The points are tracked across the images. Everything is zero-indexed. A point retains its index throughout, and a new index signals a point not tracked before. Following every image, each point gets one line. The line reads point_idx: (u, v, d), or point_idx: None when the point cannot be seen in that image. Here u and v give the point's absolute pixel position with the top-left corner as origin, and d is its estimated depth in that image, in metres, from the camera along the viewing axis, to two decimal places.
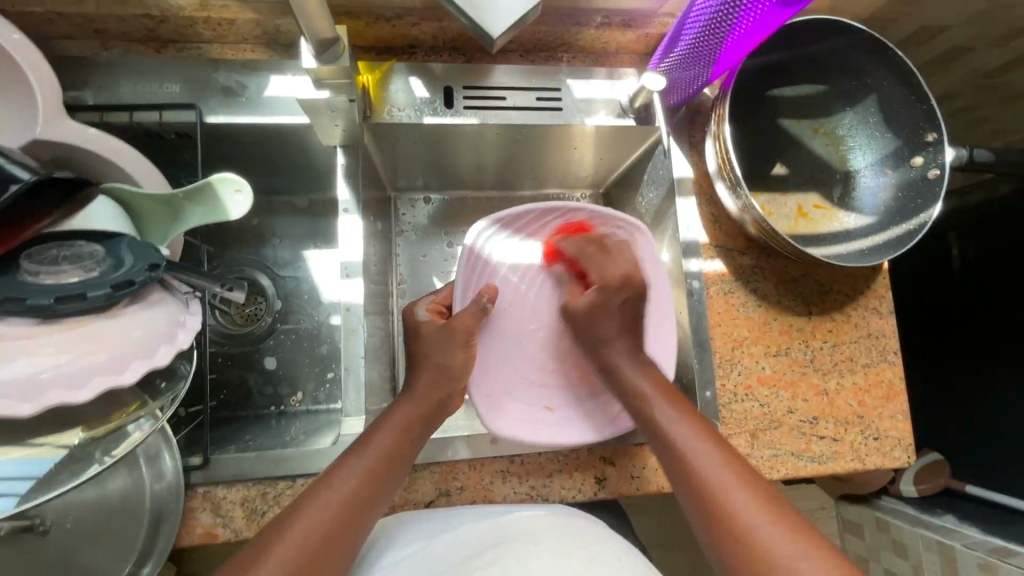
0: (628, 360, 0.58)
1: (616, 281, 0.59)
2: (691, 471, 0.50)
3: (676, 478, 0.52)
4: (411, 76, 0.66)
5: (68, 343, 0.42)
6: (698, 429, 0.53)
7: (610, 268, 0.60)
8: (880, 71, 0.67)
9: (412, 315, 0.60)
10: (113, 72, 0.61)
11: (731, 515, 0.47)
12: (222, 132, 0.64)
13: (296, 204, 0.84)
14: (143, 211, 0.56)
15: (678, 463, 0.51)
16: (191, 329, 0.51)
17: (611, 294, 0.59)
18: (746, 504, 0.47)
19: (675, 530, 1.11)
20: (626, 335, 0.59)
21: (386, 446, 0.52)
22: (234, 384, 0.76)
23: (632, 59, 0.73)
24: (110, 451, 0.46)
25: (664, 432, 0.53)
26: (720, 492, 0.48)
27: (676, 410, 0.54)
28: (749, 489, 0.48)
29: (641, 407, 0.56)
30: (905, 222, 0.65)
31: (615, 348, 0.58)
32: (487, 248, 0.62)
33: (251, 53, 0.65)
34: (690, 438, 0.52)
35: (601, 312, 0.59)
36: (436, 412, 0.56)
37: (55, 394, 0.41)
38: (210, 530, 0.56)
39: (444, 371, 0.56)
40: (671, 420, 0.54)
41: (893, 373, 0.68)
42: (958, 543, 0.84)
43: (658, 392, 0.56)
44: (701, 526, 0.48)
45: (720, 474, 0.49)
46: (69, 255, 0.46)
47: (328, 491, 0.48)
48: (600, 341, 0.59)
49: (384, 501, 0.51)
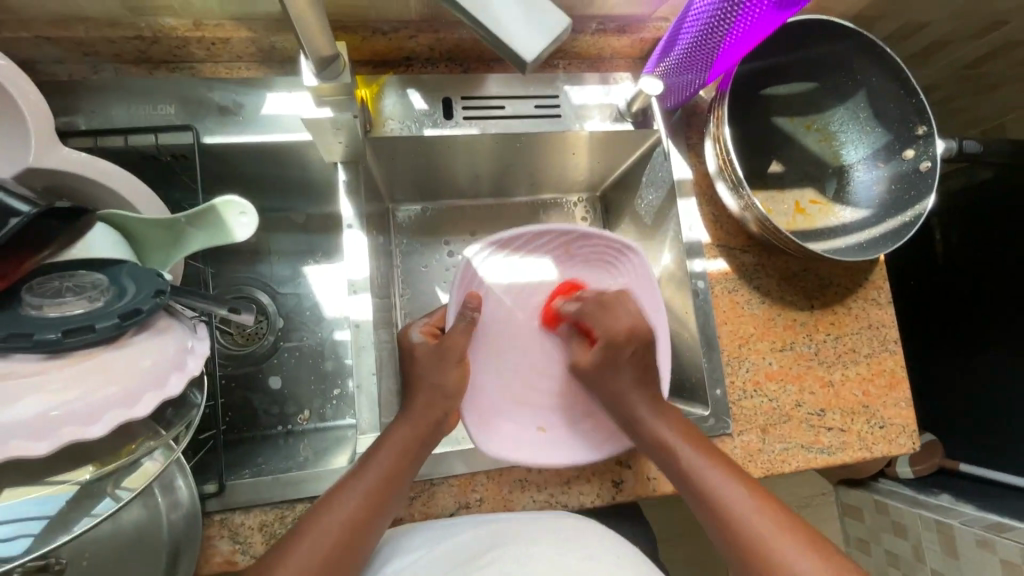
0: (645, 408, 0.57)
1: (621, 337, 0.58)
2: (724, 518, 0.52)
3: (725, 544, 0.52)
4: (410, 89, 0.65)
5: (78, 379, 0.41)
6: (726, 470, 0.54)
7: (616, 321, 0.58)
8: (869, 67, 0.69)
9: (406, 338, 0.58)
10: (104, 95, 0.60)
11: (772, 558, 0.49)
12: (219, 153, 0.63)
13: (293, 220, 0.83)
14: (142, 236, 0.54)
15: (711, 512, 0.52)
16: (200, 355, 0.50)
17: (621, 349, 0.58)
18: (774, 532, 0.50)
19: (681, 523, 1.12)
20: (645, 390, 0.57)
21: (385, 467, 0.51)
22: (239, 405, 0.74)
23: (627, 63, 0.73)
24: (122, 483, 0.46)
25: (693, 480, 0.54)
26: (756, 538, 0.50)
27: (717, 470, 0.54)
28: (785, 530, 0.50)
29: (668, 457, 0.55)
30: (901, 214, 0.67)
31: (635, 404, 0.57)
32: (482, 264, 0.65)
33: (245, 70, 0.64)
34: (722, 482, 0.53)
35: (611, 366, 0.58)
36: (434, 433, 0.55)
37: (70, 430, 0.39)
38: (229, 558, 0.56)
39: (440, 392, 0.56)
40: (700, 466, 0.54)
41: (894, 362, 0.70)
42: (956, 521, 0.86)
43: (683, 438, 0.56)
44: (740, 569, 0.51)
45: (755, 518, 0.51)
46: (73, 287, 0.45)
47: (328, 513, 0.48)
48: (617, 398, 0.58)
49: (384, 520, 0.51)
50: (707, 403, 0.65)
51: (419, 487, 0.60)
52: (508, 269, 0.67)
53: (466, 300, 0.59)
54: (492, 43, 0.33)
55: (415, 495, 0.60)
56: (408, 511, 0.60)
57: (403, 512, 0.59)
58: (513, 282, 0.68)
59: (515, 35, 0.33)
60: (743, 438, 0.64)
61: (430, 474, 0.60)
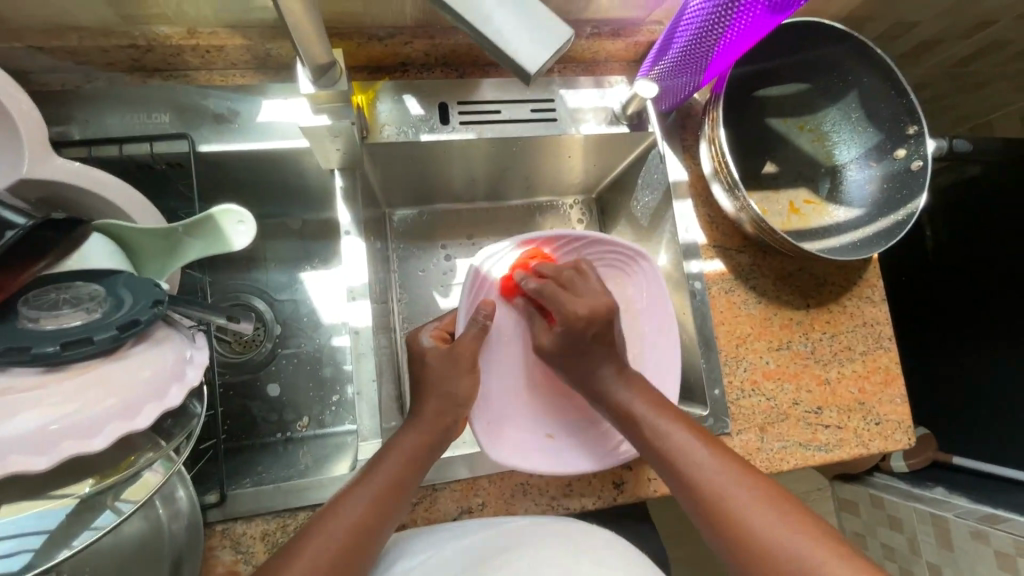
0: (613, 385, 0.58)
1: (583, 316, 0.58)
2: (687, 480, 0.52)
3: (705, 522, 0.51)
4: (406, 95, 0.65)
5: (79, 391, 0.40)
6: (690, 433, 0.54)
7: (576, 307, 0.58)
8: (860, 68, 0.69)
9: (416, 342, 0.59)
10: (97, 104, 0.59)
11: (733, 514, 0.49)
12: (215, 161, 0.63)
13: (289, 226, 0.83)
14: (139, 246, 0.54)
15: (675, 474, 0.53)
16: (199, 365, 0.49)
17: (580, 332, 0.58)
18: (755, 506, 0.49)
19: (679, 521, 1.13)
20: (608, 365, 0.58)
21: (392, 473, 0.51)
22: (237, 414, 0.74)
23: (622, 67, 0.74)
24: (122, 495, 0.46)
25: (671, 455, 0.53)
26: (718, 495, 0.50)
27: (698, 446, 0.53)
28: (748, 487, 0.50)
29: (630, 424, 0.56)
30: (893, 213, 0.68)
31: (598, 378, 0.58)
32: (488, 269, 0.63)
33: (240, 77, 0.64)
34: (698, 457, 0.53)
35: (576, 343, 0.59)
36: (442, 439, 0.55)
37: (70, 444, 0.39)
38: (231, 567, 0.56)
39: (450, 399, 0.56)
40: (663, 430, 0.55)
41: (889, 359, 0.71)
42: (949, 513, 0.87)
43: (646, 404, 0.56)
44: (706, 529, 0.50)
45: (719, 478, 0.51)
46: (69, 299, 0.45)
47: (334, 520, 0.48)
48: (581, 374, 0.59)
49: (389, 527, 0.50)
50: (706, 403, 0.65)
51: (421, 493, 0.60)
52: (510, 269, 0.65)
53: (481, 307, 0.59)
54: (493, 51, 0.33)
55: (418, 501, 0.60)
56: (411, 517, 0.60)
57: (406, 518, 0.59)
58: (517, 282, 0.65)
59: (515, 41, 0.33)
60: (742, 437, 0.65)
61: (432, 479, 0.60)
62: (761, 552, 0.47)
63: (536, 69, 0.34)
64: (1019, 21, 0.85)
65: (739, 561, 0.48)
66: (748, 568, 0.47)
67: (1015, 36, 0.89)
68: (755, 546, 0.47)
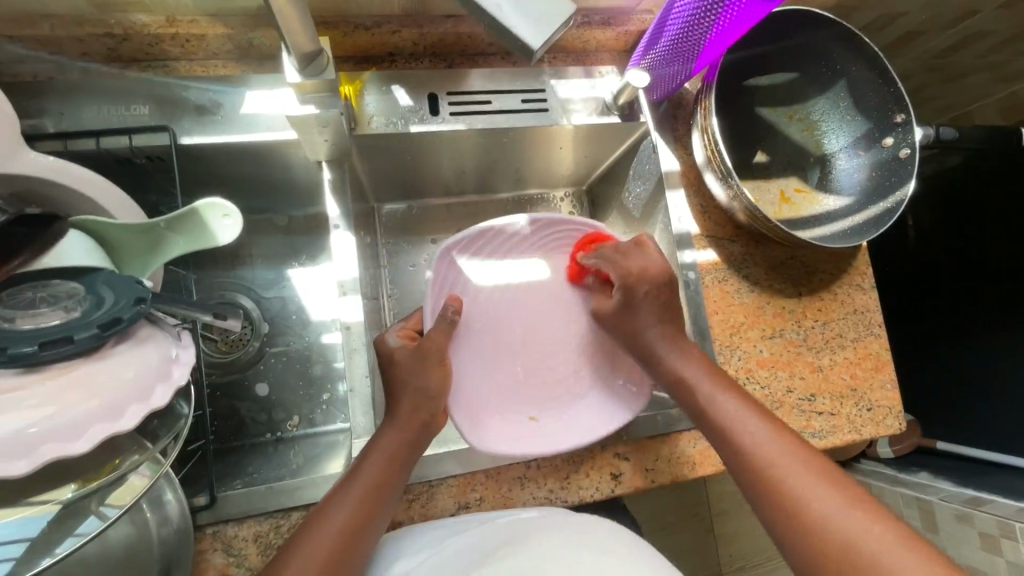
0: (664, 344, 0.58)
1: (633, 277, 0.59)
2: (741, 450, 0.52)
3: (745, 481, 0.51)
4: (395, 85, 0.64)
5: (60, 394, 0.39)
6: (743, 405, 0.54)
7: (628, 265, 0.59)
8: (848, 57, 0.69)
9: (383, 343, 0.56)
10: (71, 95, 0.57)
11: (784, 487, 0.49)
12: (199, 155, 0.61)
13: (276, 222, 0.81)
14: (118, 242, 0.52)
15: (728, 445, 0.53)
16: (186, 364, 0.47)
17: (635, 290, 0.59)
18: (792, 467, 0.49)
19: (672, 512, 1.14)
20: (664, 324, 0.59)
21: (377, 473, 0.50)
22: (226, 414, 0.72)
23: (612, 57, 0.74)
24: (105, 500, 0.43)
25: (714, 416, 0.54)
26: (770, 467, 0.50)
27: (739, 407, 0.54)
28: (799, 461, 0.50)
29: (685, 392, 0.56)
30: (882, 201, 0.68)
31: (655, 339, 0.58)
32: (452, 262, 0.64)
33: (223, 68, 0.63)
34: (740, 417, 0.53)
35: (627, 307, 0.59)
36: (422, 436, 0.53)
37: (52, 447, 0.37)
38: (223, 570, 0.54)
39: (424, 394, 0.54)
40: (712, 398, 0.55)
41: (879, 345, 0.71)
42: (935, 497, 0.88)
43: (700, 373, 0.57)
44: (749, 490, 0.51)
45: (771, 449, 0.51)
46: (47, 297, 0.43)
47: (322, 524, 0.47)
48: (639, 339, 0.59)
49: (383, 519, 0.50)
50: None
51: (417, 490, 0.59)
52: (487, 269, 0.67)
53: (448, 303, 0.59)
54: (500, 25, 0.35)
55: (414, 497, 0.59)
56: (407, 514, 0.59)
57: (402, 516, 0.59)
58: (495, 280, 0.67)
59: (523, 19, 0.35)
60: None
61: (428, 475, 0.59)
62: (812, 526, 0.46)
63: (539, 46, 0.35)
64: (998, 11, 0.87)
65: (789, 536, 0.48)
66: (799, 543, 0.47)
67: (995, 27, 0.90)
68: (806, 519, 0.47)
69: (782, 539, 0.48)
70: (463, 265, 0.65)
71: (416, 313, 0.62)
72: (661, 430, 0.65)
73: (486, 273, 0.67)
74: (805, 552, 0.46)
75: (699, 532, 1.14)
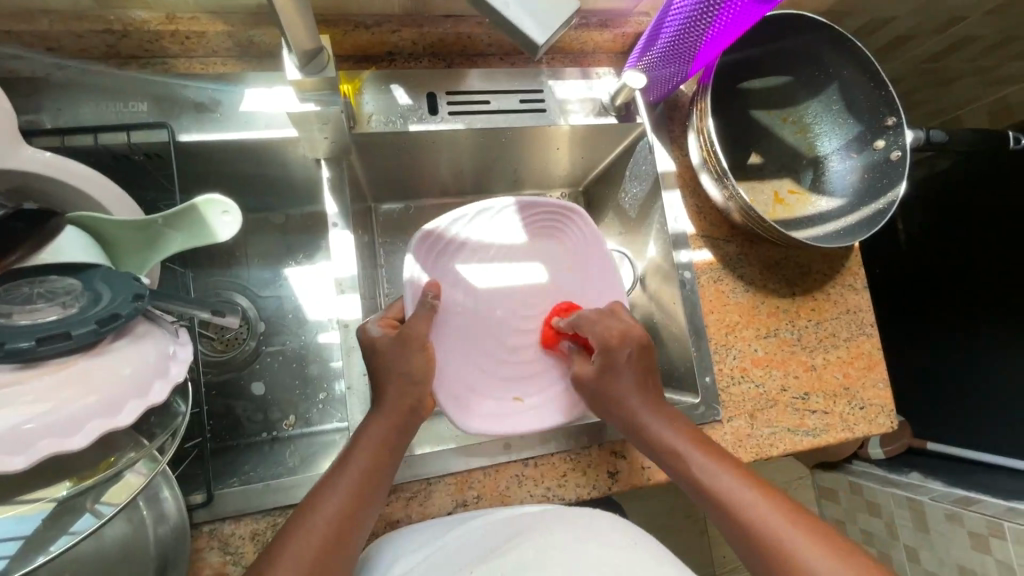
0: (649, 414, 0.57)
1: (615, 341, 0.58)
2: (741, 525, 0.50)
3: (750, 553, 0.49)
4: (394, 84, 0.64)
5: (59, 389, 0.38)
6: (736, 474, 0.52)
7: (606, 330, 0.59)
8: (840, 61, 0.71)
9: (365, 333, 0.56)
10: (69, 92, 0.57)
11: (792, 559, 0.46)
12: (197, 152, 0.61)
13: (273, 221, 0.81)
14: (115, 239, 0.51)
15: (727, 518, 0.51)
16: (184, 361, 0.47)
17: (616, 356, 0.58)
18: (796, 536, 0.47)
19: (666, 513, 1.14)
20: (645, 393, 0.58)
21: (370, 460, 0.50)
22: (221, 414, 0.72)
23: (609, 58, 0.74)
24: (101, 497, 0.43)
25: (709, 489, 0.52)
26: (774, 539, 0.48)
27: (732, 478, 0.52)
28: (805, 531, 0.48)
29: (677, 463, 0.54)
30: (874, 202, 0.69)
31: (639, 407, 0.57)
32: (430, 253, 0.63)
33: (222, 65, 0.63)
34: (735, 488, 0.51)
35: (609, 374, 0.58)
36: (410, 424, 0.53)
37: (48, 443, 0.37)
38: (219, 569, 0.54)
39: (408, 379, 0.54)
40: (706, 471, 0.53)
41: (871, 345, 0.72)
42: (926, 497, 0.89)
43: (691, 444, 0.55)
44: (755, 564, 0.49)
45: (773, 519, 0.49)
46: (44, 294, 0.42)
47: (314, 512, 0.47)
48: (622, 409, 0.58)
49: (376, 507, 0.50)
50: (697, 390, 0.66)
51: (414, 487, 0.60)
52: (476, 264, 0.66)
53: (426, 289, 0.57)
54: (502, 22, 0.35)
55: (412, 495, 0.59)
56: (404, 512, 0.59)
57: (400, 514, 0.59)
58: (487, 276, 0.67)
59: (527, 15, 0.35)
60: (732, 423, 0.65)
61: (426, 473, 0.60)
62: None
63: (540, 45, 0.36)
64: (990, 16, 0.88)
65: None
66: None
67: (983, 33, 0.92)
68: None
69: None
70: (444, 250, 0.64)
71: (395, 303, 0.61)
72: None
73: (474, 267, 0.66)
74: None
75: (694, 533, 1.14)
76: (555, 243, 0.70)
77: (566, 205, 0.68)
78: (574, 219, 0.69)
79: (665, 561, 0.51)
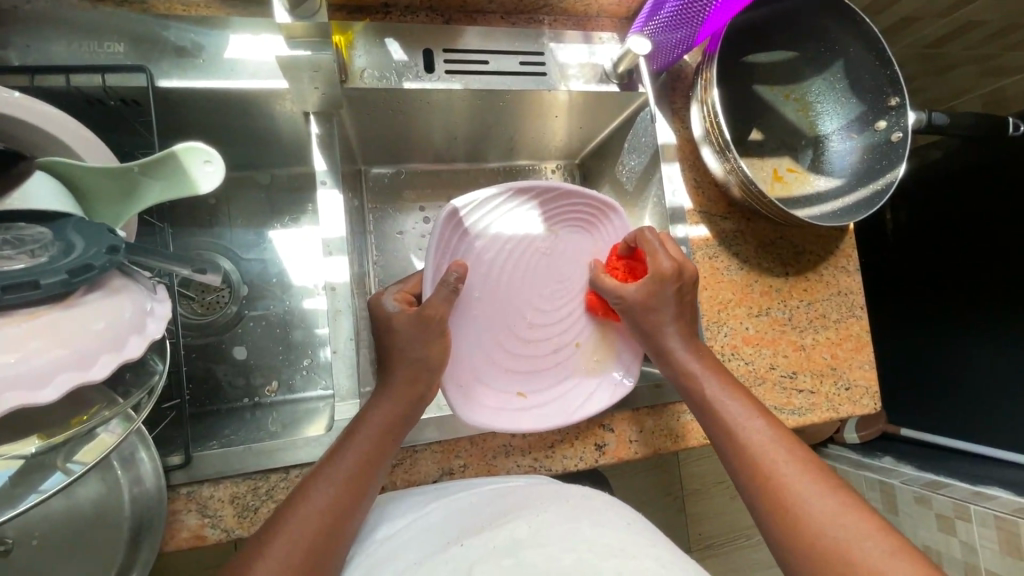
0: (676, 336, 0.57)
1: (669, 271, 0.56)
2: (746, 451, 0.51)
3: (748, 485, 0.50)
4: (388, 38, 0.61)
5: (11, 343, 0.34)
6: (750, 406, 0.54)
7: (664, 258, 0.57)
8: (848, 37, 0.70)
9: (379, 307, 0.52)
10: (36, 26, 0.53)
11: (783, 488, 0.48)
12: (177, 100, 0.57)
13: (257, 180, 0.78)
14: (89, 187, 0.48)
15: (731, 444, 0.52)
16: (162, 318, 0.44)
17: (666, 283, 0.57)
18: (799, 477, 0.48)
19: (644, 491, 1.16)
20: (680, 320, 0.58)
21: (365, 450, 0.48)
22: (200, 377, 0.70)
23: (613, 23, 0.72)
24: (73, 456, 0.39)
25: (722, 416, 0.54)
26: (773, 469, 0.49)
27: (746, 411, 0.53)
28: (802, 466, 0.49)
29: (692, 385, 0.56)
30: (872, 183, 0.69)
31: (670, 333, 0.57)
32: (456, 226, 0.57)
33: (204, 8, 0.59)
34: (748, 421, 0.53)
35: (652, 299, 0.57)
36: (416, 409, 0.52)
37: (16, 395, 0.33)
38: (197, 532, 0.53)
39: (420, 363, 0.51)
40: (721, 396, 0.54)
41: (861, 327, 0.73)
42: (898, 480, 0.90)
43: (709, 369, 0.56)
44: (751, 497, 0.50)
45: (776, 452, 0.50)
46: (11, 240, 0.39)
47: (305, 502, 0.45)
48: (651, 327, 0.57)
49: (369, 495, 0.49)
50: None
51: (401, 455, 0.59)
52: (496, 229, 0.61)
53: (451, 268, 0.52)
54: None
55: (398, 462, 0.59)
56: (390, 479, 0.59)
57: (386, 480, 0.58)
58: (500, 243, 0.62)
59: None
60: None
61: (413, 442, 0.59)
62: (808, 533, 0.45)
63: None
64: None
65: (787, 549, 0.46)
66: (794, 551, 0.45)
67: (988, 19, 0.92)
68: (804, 527, 0.45)
69: (775, 544, 0.48)
70: (467, 228, 0.59)
71: (414, 276, 0.57)
72: (646, 402, 0.65)
73: (492, 232, 0.61)
74: (797, 558, 0.45)
75: (671, 512, 1.16)
76: (584, 236, 0.66)
77: (607, 200, 0.63)
78: (611, 216, 0.65)
79: (657, 544, 0.50)
